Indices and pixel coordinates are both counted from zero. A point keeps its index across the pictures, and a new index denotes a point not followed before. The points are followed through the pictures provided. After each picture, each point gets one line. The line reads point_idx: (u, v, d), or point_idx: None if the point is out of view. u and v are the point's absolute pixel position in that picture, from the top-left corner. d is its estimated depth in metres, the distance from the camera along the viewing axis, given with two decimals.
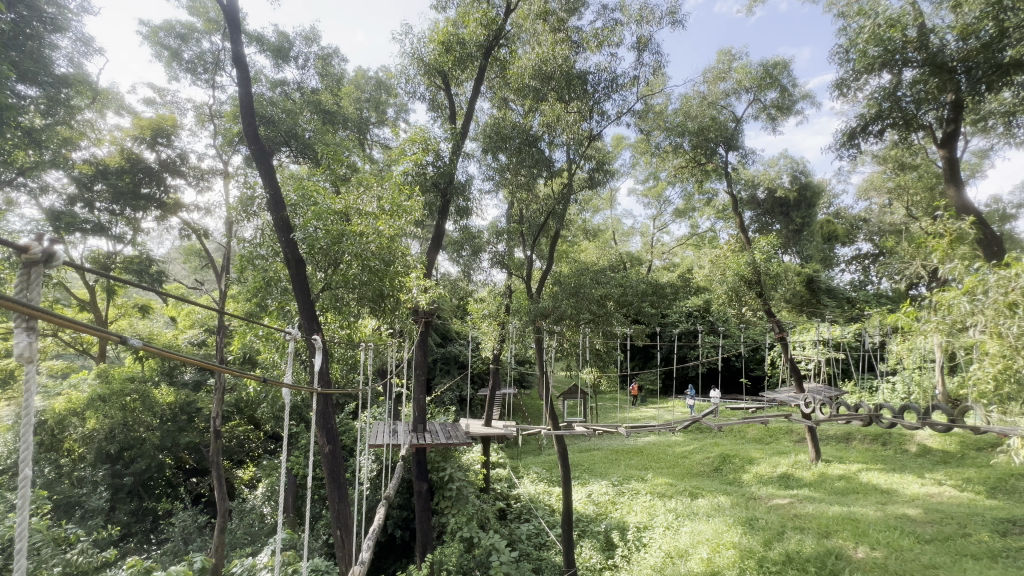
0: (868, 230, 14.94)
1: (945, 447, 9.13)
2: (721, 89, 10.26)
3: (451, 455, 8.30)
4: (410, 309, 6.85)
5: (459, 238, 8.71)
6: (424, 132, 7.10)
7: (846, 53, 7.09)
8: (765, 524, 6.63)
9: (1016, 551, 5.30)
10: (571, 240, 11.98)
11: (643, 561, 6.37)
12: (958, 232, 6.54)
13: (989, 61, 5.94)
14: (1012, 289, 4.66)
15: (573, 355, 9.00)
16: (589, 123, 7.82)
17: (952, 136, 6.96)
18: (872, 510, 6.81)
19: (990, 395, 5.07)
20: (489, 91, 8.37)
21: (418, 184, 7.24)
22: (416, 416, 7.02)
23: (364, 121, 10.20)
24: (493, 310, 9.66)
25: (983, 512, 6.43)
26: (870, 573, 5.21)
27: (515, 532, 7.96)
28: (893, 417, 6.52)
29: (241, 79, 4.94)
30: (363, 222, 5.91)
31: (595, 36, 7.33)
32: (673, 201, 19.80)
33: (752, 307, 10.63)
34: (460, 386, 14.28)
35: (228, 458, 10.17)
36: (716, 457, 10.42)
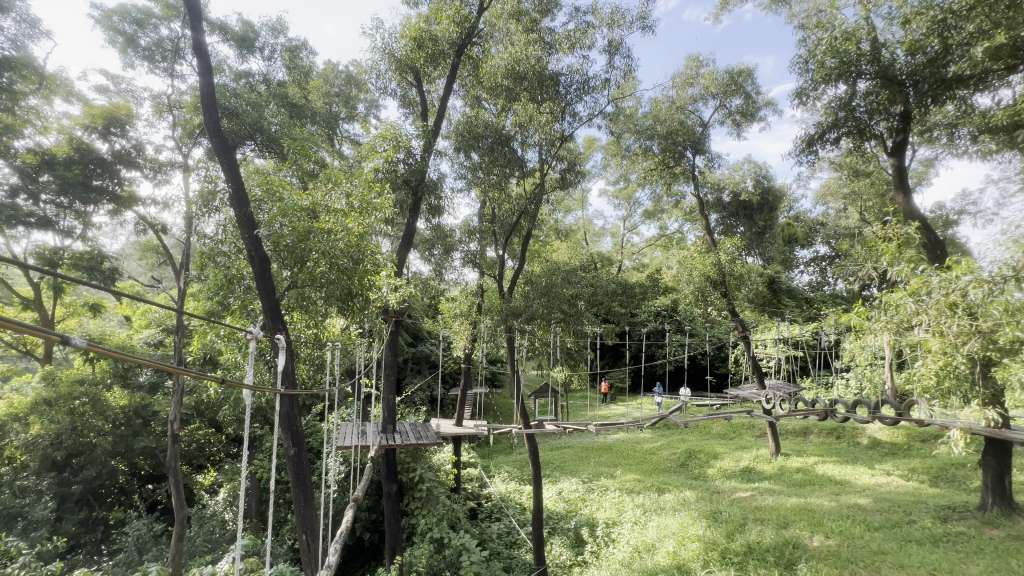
0: (825, 233, 15.64)
1: (894, 439, 9.64)
2: (689, 94, 10.55)
3: (421, 455, 8.20)
4: (380, 308, 6.81)
5: (431, 236, 8.64)
6: (396, 129, 7.01)
7: (806, 63, 7.35)
8: (727, 517, 6.86)
9: (955, 535, 5.65)
10: (543, 240, 12.05)
11: (612, 557, 6.49)
12: (904, 237, 6.94)
13: (934, 76, 6.35)
14: (953, 290, 5.07)
15: (544, 354, 9.08)
16: (561, 124, 7.88)
17: (901, 145, 7.30)
18: (826, 500, 7.14)
19: (930, 390, 5.44)
20: (462, 89, 8.33)
21: (389, 181, 7.12)
22: (386, 416, 6.91)
23: (333, 116, 9.96)
24: (465, 309, 9.62)
25: (926, 499, 6.84)
26: (824, 560, 5.46)
27: (486, 532, 7.96)
28: (846, 411, 6.86)
29: (202, 68, 4.72)
30: (331, 219, 5.83)
31: (568, 37, 7.41)
32: (642, 203, 20.21)
33: (717, 307, 10.99)
34: (432, 386, 14.17)
35: (187, 463, 9.77)
36: (683, 453, 10.71)
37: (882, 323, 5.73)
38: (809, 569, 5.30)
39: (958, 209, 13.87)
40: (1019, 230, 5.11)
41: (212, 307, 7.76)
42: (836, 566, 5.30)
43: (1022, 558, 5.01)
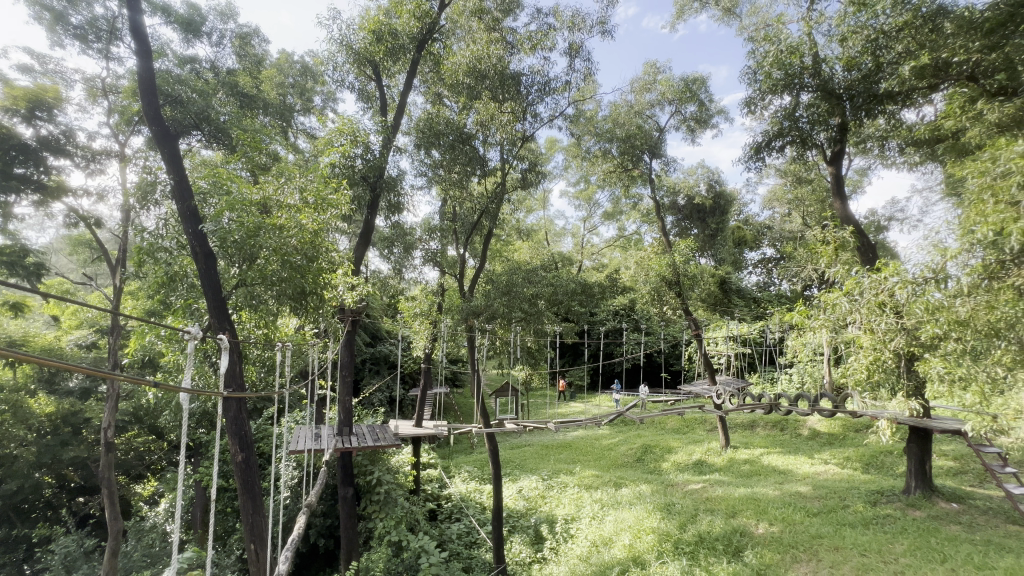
0: (771, 237, 16.51)
1: (831, 430, 10.29)
2: (646, 99, 10.88)
3: (380, 457, 8.01)
4: (336, 307, 6.63)
5: (390, 234, 8.45)
6: (353, 124, 6.83)
7: (755, 74, 7.66)
8: (680, 509, 7.11)
9: (883, 517, 6.11)
10: (505, 239, 12.07)
11: (571, 552, 6.61)
12: (841, 241, 7.42)
13: (867, 91, 6.86)
14: (882, 290, 5.51)
15: (505, 353, 9.11)
16: (523, 124, 7.92)
17: (839, 155, 7.72)
18: (771, 489, 7.54)
19: (862, 383, 5.84)
20: (423, 86, 8.21)
21: (345, 177, 6.89)
22: (342, 419, 6.70)
23: (287, 108, 9.57)
24: (425, 309, 9.51)
25: (859, 485, 7.36)
26: (768, 546, 5.76)
27: (445, 533, 7.89)
28: (789, 405, 7.26)
29: (140, 53, 4.76)
30: (284, 214, 5.70)
31: (530, 38, 7.46)
32: (602, 204, 20.63)
33: (672, 306, 11.37)
34: (390, 387, 13.93)
35: (124, 473, 9.14)
36: (639, 448, 11.02)
37: (821, 321, 6.11)
38: (755, 556, 5.58)
39: (887, 216, 14.99)
40: (938, 236, 5.58)
41: (152, 307, 7.29)
42: (780, 551, 5.60)
43: (939, 536, 5.47)
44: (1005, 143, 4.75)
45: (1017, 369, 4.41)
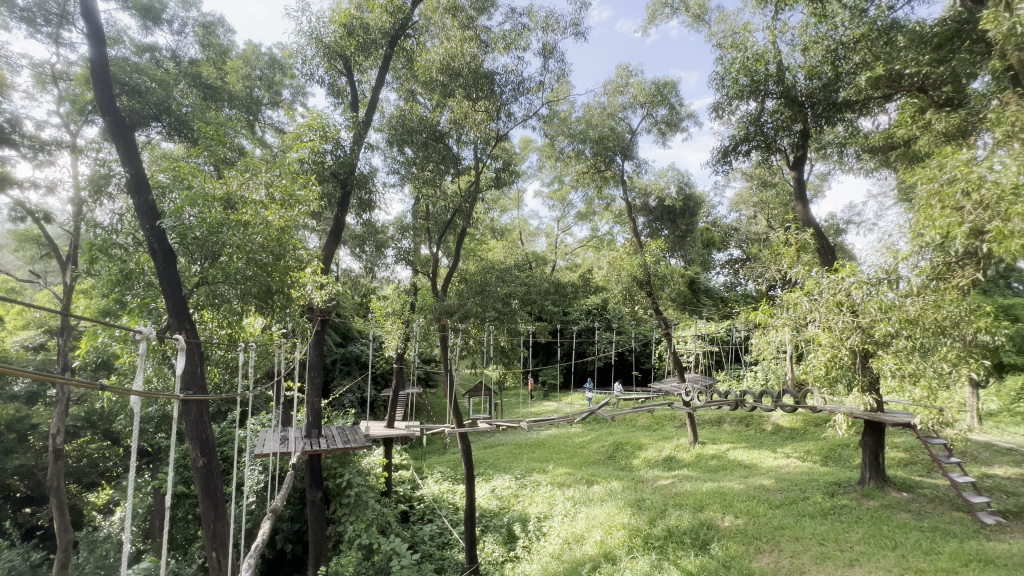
0: (738, 238, 17.00)
1: (793, 424, 10.68)
2: (619, 102, 11.08)
3: (349, 459, 7.84)
4: (304, 307, 6.43)
5: (362, 233, 8.26)
6: (323, 118, 6.66)
7: (722, 80, 7.83)
8: (650, 504, 7.24)
9: (840, 507, 6.38)
10: (479, 238, 12.03)
11: (543, 550, 6.66)
12: (802, 243, 7.71)
13: (827, 100, 7.04)
14: (840, 290, 5.75)
15: (478, 353, 9.04)
16: (497, 123, 7.90)
17: (801, 160, 7.85)
18: (736, 483, 7.77)
19: (821, 379, 6.06)
20: (396, 82, 8.12)
21: (315, 173, 6.71)
22: (309, 421, 6.51)
23: (253, 101, 9.27)
24: (397, 308, 9.40)
25: (818, 477, 7.66)
26: (733, 538, 5.93)
27: (417, 534, 7.84)
28: (754, 401, 7.46)
29: (93, 41, 4.65)
30: (249, 210, 5.56)
31: (504, 37, 7.46)
32: (576, 205, 20.83)
33: (643, 306, 11.55)
34: (362, 388, 13.70)
35: (76, 481, 8.67)
36: (610, 445, 11.18)
37: (784, 319, 6.30)
38: (721, 548, 5.74)
39: (846, 219, 15.66)
40: (891, 239, 5.89)
41: (106, 306, 6.94)
42: (744, 543, 5.77)
43: (891, 524, 5.74)
44: (952, 151, 5.01)
45: (960, 365, 4.88)
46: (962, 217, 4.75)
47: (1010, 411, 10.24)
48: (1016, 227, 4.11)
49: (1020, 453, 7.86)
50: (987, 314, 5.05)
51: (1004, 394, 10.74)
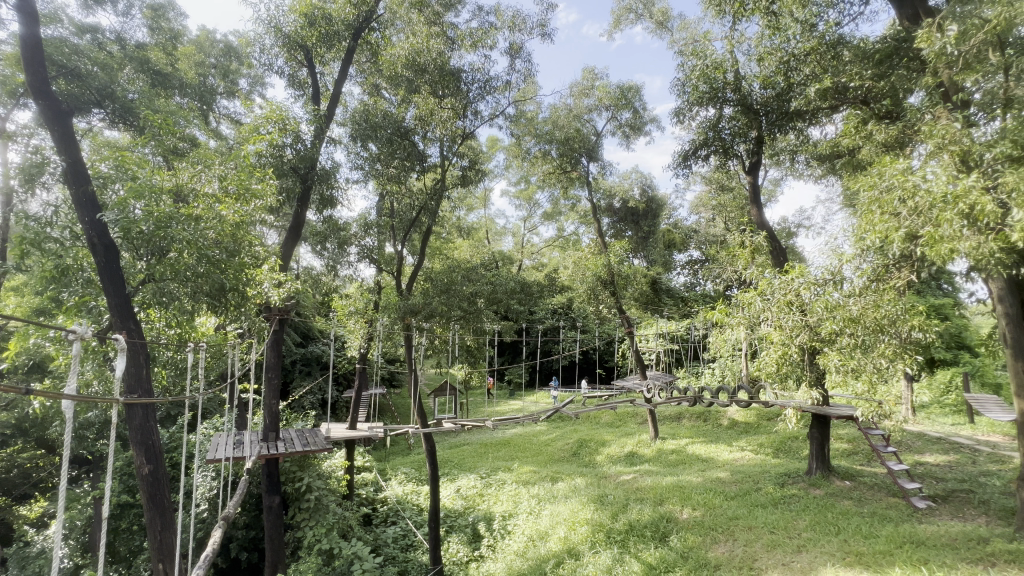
0: (698, 240, 17.57)
1: (747, 419, 11.14)
2: (585, 104, 11.24)
3: (309, 463, 7.59)
4: (262, 305, 6.15)
5: (324, 230, 8.09)
6: (282, 110, 6.43)
7: (683, 86, 8.05)
8: (612, 499, 7.39)
9: (789, 497, 6.71)
10: (446, 236, 11.92)
11: (507, 548, 6.68)
12: (755, 245, 8.05)
13: (780, 108, 7.51)
14: (790, 290, 6.06)
15: (443, 352, 8.90)
16: (463, 121, 7.84)
17: (756, 166, 8.20)
18: (694, 477, 8.04)
19: (773, 375, 6.34)
20: (359, 76, 7.94)
21: (274, 167, 6.48)
22: (267, 424, 6.25)
23: (207, 89, 8.85)
24: (360, 307, 9.21)
25: (770, 469, 8.04)
26: (691, 530, 6.12)
27: (380, 537, 7.69)
28: (711, 397, 7.71)
29: (26, 20, 4.35)
30: (202, 205, 5.36)
31: (470, 35, 7.42)
32: (542, 205, 20.98)
33: (607, 305, 11.78)
34: (322, 388, 13.33)
35: (4, 494, 8.01)
36: (575, 442, 11.34)
37: (739, 318, 6.55)
38: (679, 539, 5.93)
39: (797, 223, 16.45)
40: (836, 242, 6.23)
41: (41, 304, 6.46)
42: (701, 534, 5.98)
43: (835, 511, 6.08)
44: (890, 161, 5.33)
45: (896, 360, 5.25)
46: (899, 223, 5.12)
47: (940, 403, 11.06)
48: (946, 233, 4.44)
49: (947, 442, 8.51)
50: (921, 312, 5.41)
51: (934, 387, 11.60)
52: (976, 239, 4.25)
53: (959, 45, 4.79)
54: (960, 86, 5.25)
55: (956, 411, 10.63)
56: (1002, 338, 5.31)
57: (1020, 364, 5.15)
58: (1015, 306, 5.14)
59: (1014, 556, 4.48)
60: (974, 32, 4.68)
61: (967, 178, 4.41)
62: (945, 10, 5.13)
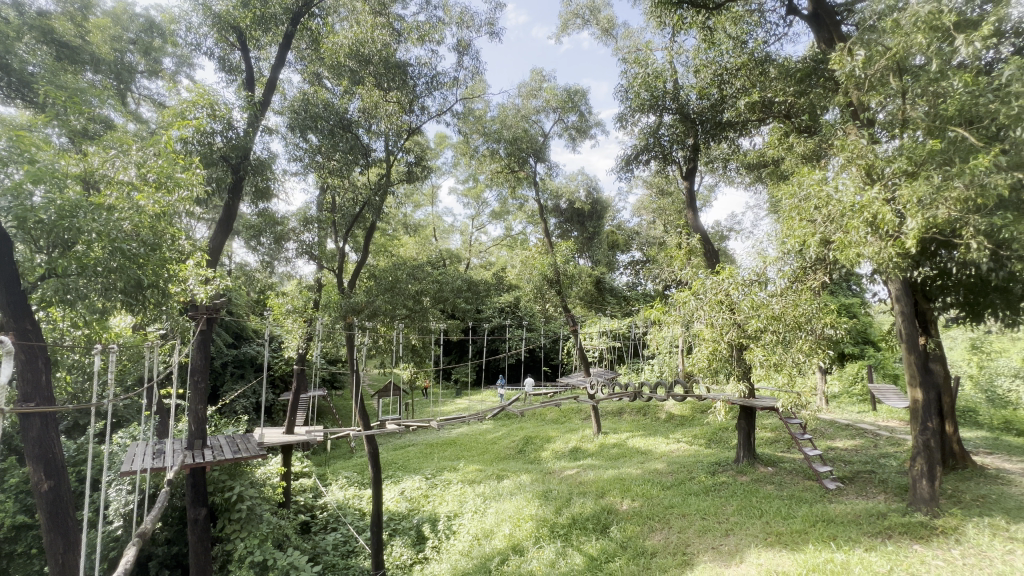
0: (639, 241, 18.27)
1: (683, 412, 11.75)
2: (533, 105, 11.37)
3: (241, 470, 7.09)
4: (185, 303, 5.63)
5: (258, 223, 7.99)
6: (211, 94, 5.98)
7: (626, 92, 8.34)
8: (557, 494, 7.53)
9: (718, 484, 7.15)
10: (391, 233, 11.62)
11: (452, 548, 6.63)
12: (691, 247, 8.50)
13: (714, 118, 7.95)
14: (720, 290, 6.45)
15: (387, 353, 8.69)
16: (410, 116, 7.65)
17: (692, 172, 8.64)
18: (634, 469, 8.37)
19: (704, 370, 6.72)
20: (299, 63, 7.58)
21: (201, 156, 6.04)
22: (192, 430, 5.81)
23: (125, 67, 8.14)
24: (299, 306, 8.75)
25: (702, 458, 8.53)
26: (631, 520, 6.36)
27: (319, 545, 7.38)
28: (650, 392, 8.04)
29: None
30: (114, 193, 4.87)
31: (417, 28, 7.28)
32: (490, 204, 21.00)
33: (553, 304, 11.97)
34: (257, 391, 12.62)
35: None
36: (520, 440, 11.44)
37: (675, 316, 6.87)
38: (619, 530, 6.15)
39: (729, 227, 17.53)
40: (762, 245, 6.71)
41: None
42: (640, 523, 6.23)
43: (758, 495, 6.54)
44: (808, 171, 5.76)
45: (812, 355, 5.73)
46: (815, 229, 5.62)
47: (848, 393, 12.23)
48: (854, 239, 4.92)
49: (854, 428, 9.39)
50: (833, 310, 5.95)
51: (844, 378, 12.79)
52: (877, 245, 4.73)
53: (866, 68, 5.30)
54: (867, 106, 5.79)
55: (861, 399, 11.78)
56: (900, 333, 5.93)
57: (913, 356, 5.77)
58: (910, 305, 5.75)
59: (906, 528, 5.03)
60: (878, 58, 5.20)
61: (872, 190, 4.88)
62: (855, 37, 5.65)
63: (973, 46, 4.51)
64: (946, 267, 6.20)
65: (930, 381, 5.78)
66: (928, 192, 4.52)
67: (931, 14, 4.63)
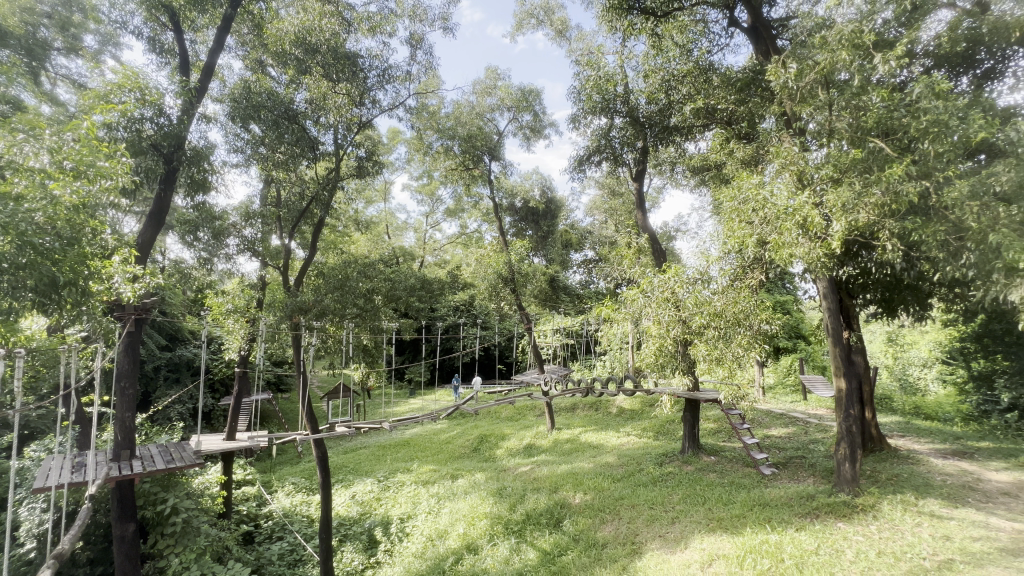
0: (592, 240, 18.71)
1: (633, 406, 12.15)
2: (487, 103, 11.35)
3: (175, 481, 6.62)
4: (109, 303, 5.17)
5: (194, 218, 7.35)
6: (140, 77, 5.54)
7: (579, 94, 8.51)
8: (511, 491, 7.58)
9: (665, 474, 7.45)
10: (341, 230, 11.24)
11: (405, 551, 6.52)
12: (639, 246, 8.79)
13: (661, 123, 8.23)
14: (667, 288, 6.70)
15: (336, 353, 8.40)
16: (360, 109, 7.42)
17: (641, 173, 8.91)
18: (586, 463, 8.58)
19: (652, 365, 6.94)
20: (239, 48, 7.20)
21: (128, 144, 5.58)
22: (120, 440, 5.38)
23: (36, 42, 7.42)
24: (240, 306, 8.29)
25: (650, 450, 8.85)
26: (582, 514, 6.50)
27: (264, 555, 7.04)
28: (602, 387, 8.23)
29: None
30: (24, 181, 4.40)
31: (368, 19, 7.06)
32: (444, 201, 20.78)
33: (508, 302, 12.01)
34: (192, 396, 11.85)
35: None
36: (475, 438, 11.40)
37: (625, 313, 7.06)
38: (572, 523, 6.29)
39: (676, 228, 18.26)
40: (704, 245, 7.03)
41: None
42: (592, 516, 6.39)
43: (701, 483, 6.88)
44: (747, 175, 6.08)
45: (749, 349, 6.07)
46: (752, 230, 5.93)
47: (782, 383, 13.11)
48: (786, 240, 5.25)
49: (788, 417, 10.05)
50: (768, 307, 6.35)
51: (778, 370, 13.70)
52: (807, 246, 5.08)
53: (798, 81, 5.67)
54: (799, 116, 6.18)
55: (794, 389, 12.62)
56: (826, 328, 6.40)
57: (838, 349, 6.23)
58: (835, 302, 6.21)
59: (831, 507, 5.45)
60: (808, 71, 5.58)
61: (802, 195, 5.23)
62: (789, 51, 6.03)
63: (889, 65, 4.93)
64: (867, 267, 6.74)
65: (852, 372, 6.28)
66: (851, 198, 4.91)
67: (854, 34, 5.03)
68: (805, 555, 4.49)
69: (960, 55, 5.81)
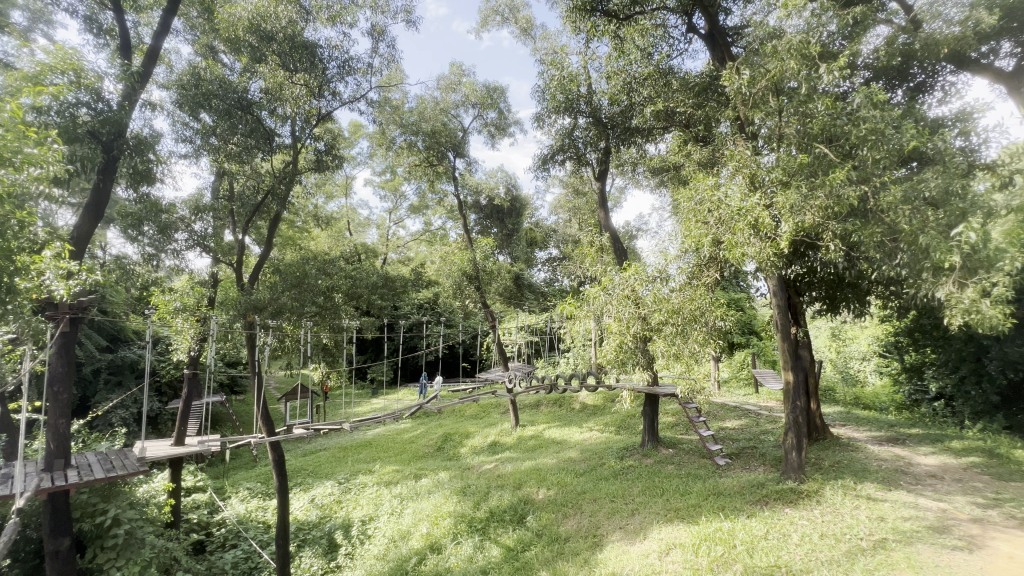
0: (556, 239, 18.88)
1: (596, 402, 12.37)
2: (452, 99, 11.25)
3: (117, 490, 6.23)
4: (39, 301, 4.81)
5: (137, 211, 6.94)
6: (75, 59, 5.16)
7: (543, 93, 8.57)
8: (475, 489, 7.57)
9: (625, 467, 7.63)
10: (299, 225, 10.87)
11: (367, 553, 6.39)
12: (601, 245, 8.95)
13: (623, 124, 8.39)
14: (628, 285, 6.85)
15: (294, 353, 8.13)
16: (319, 101, 7.17)
17: (604, 173, 9.05)
18: (550, 459, 8.68)
19: (613, 361, 7.08)
20: (188, 32, 6.83)
21: (60, 130, 5.16)
22: (52, 447, 5.01)
23: None
24: (189, 304, 7.88)
25: (612, 444, 9.05)
26: (545, 509, 6.58)
27: (215, 565, 6.74)
28: (565, 384, 8.33)
29: None
30: None
31: (327, 8, 6.82)
32: (408, 197, 20.47)
33: (472, 299, 11.96)
34: (136, 399, 11.20)
35: None
36: (439, 437, 11.31)
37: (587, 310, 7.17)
38: (535, 519, 6.35)
39: (637, 227, 18.68)
40: (663, 244, 7.23)
41: None
42: (555, 511, 6.47)
43: (660, 475, 7.09)
44: (704, 177, 6.29)
45: (705, 345, 6.30)
46: (708, 230, 6.14)
47: (736, 377, 13.69)
48: (739, 240, 5.47)
49: (741, 409, 10.51)
50: (723, 304, 6.60)
51: (733, 365, 14.28)
52: (758, 246, 5.32)
53: (751, 87, 5.91)
54: (752, 122, 6.44)
55: (747, 383, 13.21)
56: (776, 324, 6.72)
57: (786, 343, 6.57)
58: (784, 299, 6.54)
59: (780, 494, 5.73)
60: (760, 79, 5.82)
61: (755, 197, 5.46)
62: (742, 59, 6.28)
63: (833, 75, 5.21)
64: (813, 266, 7.14)
65: (799, 365, 6.63)
66: (798, 200, 5.17)
67: (802, 44, 5.30)
68: (754, 541, 4.71)
69: (896, 69, 6.22)
